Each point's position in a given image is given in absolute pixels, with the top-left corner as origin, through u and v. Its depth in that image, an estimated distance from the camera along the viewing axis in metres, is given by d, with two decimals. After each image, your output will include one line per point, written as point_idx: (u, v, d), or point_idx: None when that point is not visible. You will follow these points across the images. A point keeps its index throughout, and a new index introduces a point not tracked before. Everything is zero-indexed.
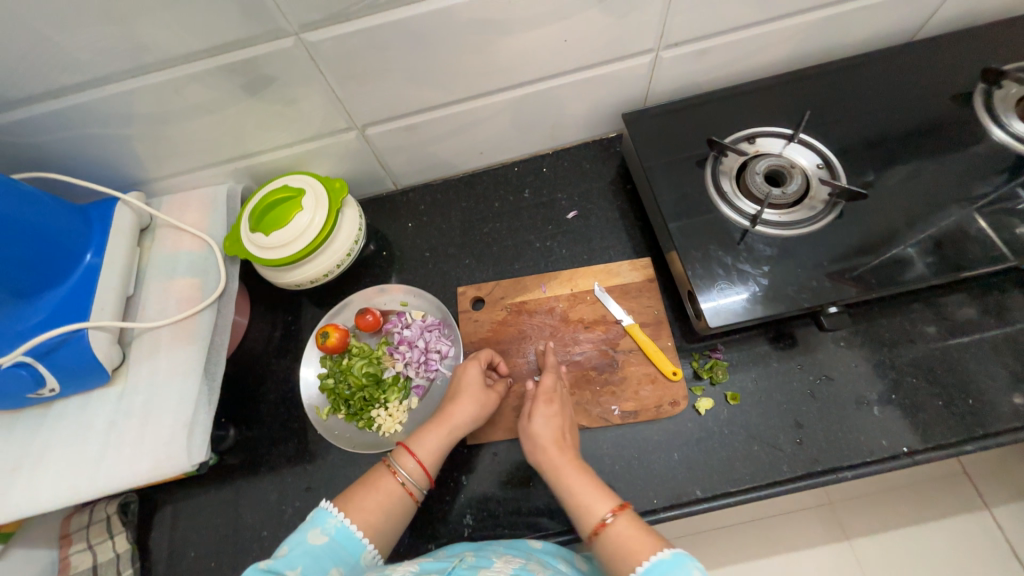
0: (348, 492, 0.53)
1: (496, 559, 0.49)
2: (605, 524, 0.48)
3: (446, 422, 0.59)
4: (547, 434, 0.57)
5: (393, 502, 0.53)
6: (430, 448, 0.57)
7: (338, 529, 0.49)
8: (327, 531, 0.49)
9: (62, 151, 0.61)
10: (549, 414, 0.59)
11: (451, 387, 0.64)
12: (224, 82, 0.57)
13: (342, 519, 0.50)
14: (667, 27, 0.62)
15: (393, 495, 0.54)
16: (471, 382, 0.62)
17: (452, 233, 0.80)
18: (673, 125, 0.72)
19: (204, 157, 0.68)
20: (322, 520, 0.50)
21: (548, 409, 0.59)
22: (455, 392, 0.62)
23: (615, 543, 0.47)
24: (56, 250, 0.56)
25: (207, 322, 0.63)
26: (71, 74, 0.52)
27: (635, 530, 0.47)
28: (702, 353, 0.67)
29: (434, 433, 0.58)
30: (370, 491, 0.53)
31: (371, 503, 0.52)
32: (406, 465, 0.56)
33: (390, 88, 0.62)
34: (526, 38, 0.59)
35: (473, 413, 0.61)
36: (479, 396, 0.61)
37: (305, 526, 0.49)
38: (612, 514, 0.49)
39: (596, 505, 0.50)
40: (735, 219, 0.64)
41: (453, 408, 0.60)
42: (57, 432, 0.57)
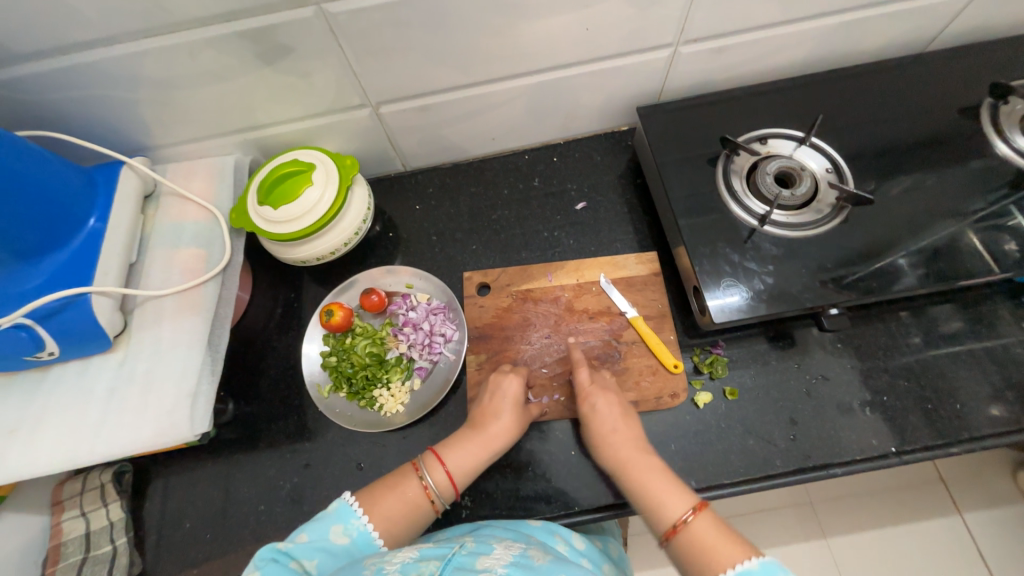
0: (375, 494, 0.54)
1: (494, 545, 0.49)
2: (683, 524, 0.49)
3: (483, 441, 0.58)
4: (610, 424, 0.58)
5: (416, 512, 0.54)
6: (461, 463, 0.57)
7: (360, 534, 0.51)
8: (348, 532, 0.51)
9: (66, 111, 0.60)
10: (605, 404, 0.60)
11: (489, 402, 0.62)
12: (238, 49, 0.55)
13: (364, 523, 0.51)
14: (687, 23, 0.62)
15: (419, 503, 0.54)
16: (513, 401, 0.61)
17: (459, 218, 0.80)
18: (687, 122, 0.72)
19: (213, 126, 0.66)
20: (346, 519, 0.51)
21: (607, 399, 0.60)
22: (496, 408, 0.61)
23: (696, 543, 0.48)
24: (60, 212, 0.55)
25: (212, 293, 0.62)
26: (81, 30, 0.50)
27: (716, 534, 0.48)
28: (703, 348, 0.67)
29: (469, 451, 0.58)
30: (396, 497, 0.54)
31: (395, 510, 0.53)
32: (435, 476, 0.55)
33: (407, 66, 0.61)
34: (546, 24, 0.59)
35: (511, 435, 0.60)
36: (517, 418, 0.60)
37: (328, 520, 0.51)
38: (692, 513, 0.49)
39: (674, 503, 0.51)
40: (744, 218, 0.65)
41: (493, 428, 0.59)
42: (56, 396, 0.56)
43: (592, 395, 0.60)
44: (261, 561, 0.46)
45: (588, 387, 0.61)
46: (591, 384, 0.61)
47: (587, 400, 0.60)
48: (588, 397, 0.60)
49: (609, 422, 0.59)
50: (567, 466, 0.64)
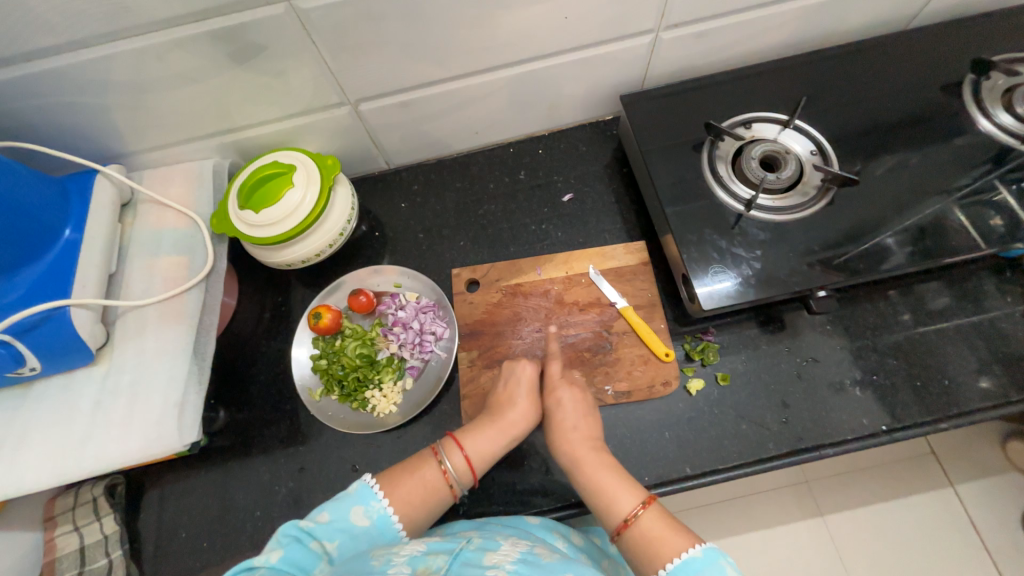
0: (395, 477, 0.54)
1: (502, 541, 0.49)
2: (632, 520, 0.50)
3: (501, 426, 0.58)
4: (569, 419, 0.59)
5: (435, 496, 0.54)
6: (480, 449, 0.57)
7: (379, 515, 0.50)
8: (368, 514, 0.50)
9: (35, 120, 0.58)
10: (569, 398, 0.60)
11: (503, 389, 0.62)
12: (209, 50, 0.54)
13: (384, 505, 0.51)
14: (667, 7, 0.62)
15: (437, 487, 0.54)
16: (529, 387, 0.61)
17: (446, 215, 0.79)
18: (671, 109, 0.72)
19: (189, 130, 0.65)
20: (366, 500, 0.51)
21: (571, 393, 0.61)
22: (511, 395, 0.61)
23: (643, 538, 0.49)
24: (32, 224, 0.54)
25: (196, 301, 0.61)
26: (43, 36, 0.49)
27: (661, 527, 0.49)
28: (694, 335, 0.67)
29: (487, 436, 0.58)
30: (416, 480, 0.54)
31: (414, 493, 0.53)
32: (454, 460, 0.55)
33: (385, 62, 0.60)
34: (524, 14, 0.58)
35: (529, 421, 0.60)
36: (532, 402, 0.60)
37: (349, 500, 0.50)
38: (641, 509, 0.51)
39: (624, 499, 0.52)
40: (730, 203, 0.65)
41: (510, 413, 0.59)
42: (40, 412, 0.55)
43: (556, 390, 0.61)
44: (282, 539, 0.46)
45: (557, 380, 0.62)
46: (560, 378, 0.62)
47: (555, 394, 0.61)
48: (554, 391, 0.61)
49: (572, 418, 0.59)
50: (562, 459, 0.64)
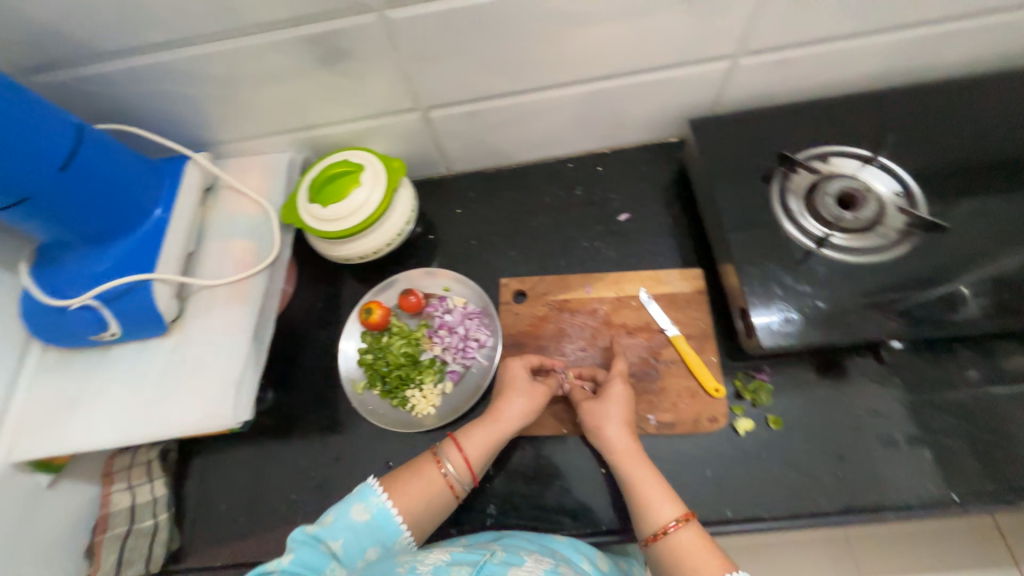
0: (396, 476, 0.56)
1: (525, 557, 0.48)
2: (668, 532, 0.50)
3: (498, 423, 0.59)
4: (620, 418, 0.57)
5: (435, 493, 0.55)
6: (477, 447, 0.57)
7: (379, 510, 0.52)
8: (368, 510, 0.52)
9: (140, 106, 0.63)
10: (620, 396, 0.59)
11: (502, 384, 0.63)
12: (301, 53, 0.57)
13: (383, 499, 0.53)
14: (749, 33, 0.60)
15: (437, 485, 0.55)
16: (525, 382, 0.61)
17: (499, 224, 0.79)
18: (742, 135, 0.69)
19: (271, 125, 0.69)
20: (366, 497, 0.53)
21: (624, 391, 0.59)
22: (502, 389, 0.61)
23: (676, 550, 0.49)
24: (128, 202, 0.58)
25: (260, 286, 0.64)
26: (160, 32, 0.53)
27: (698, 544, 0.49)
28: (745, 372, 0.64)
29: (484, 432, 0.58)
30: (415, 478, 0.55)
31: (412, 489, 0.54)
32: (451, 459, 0.56)
33: (460, 72, 0.62)
34: (602, 33, 0.58)
35: (527, 417, 0.60)
36: (530, 398, 0.59)
37: (350, 498, 0.53)
38: (681, 522, 0.50)
39: (663, 508, 0.52)
40: (799, 239, 0.62)
41: (506, 410, 0.59)
42: (114, 374, 0.60)
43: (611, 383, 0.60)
44: (293, 544, 0.49)
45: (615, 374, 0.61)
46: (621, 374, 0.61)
47: (608, 387, 0.60)
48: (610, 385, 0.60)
49: (621, 415, 0.58)
50: (596, 485, 0.62)
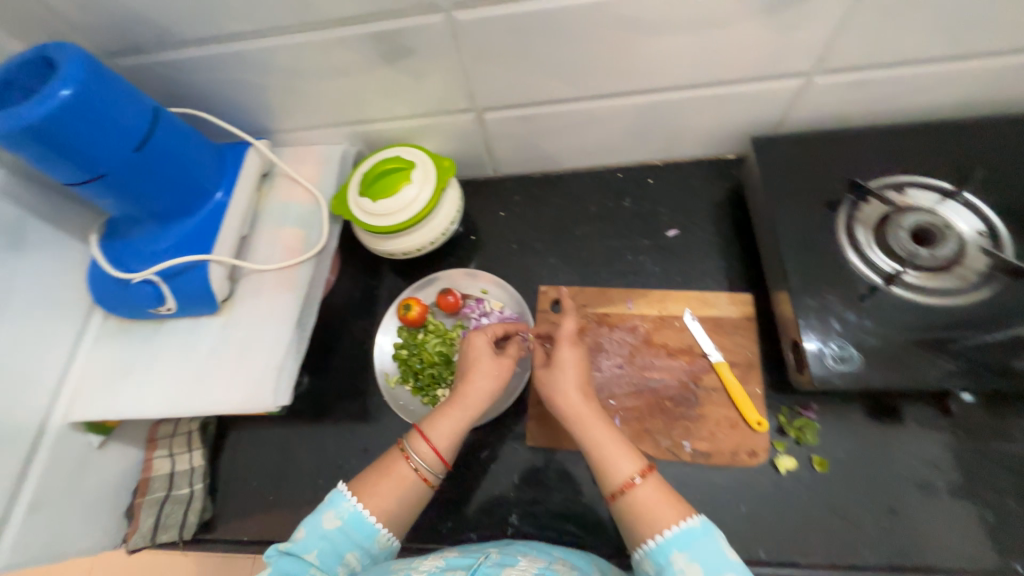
0: (364, 476, 0.53)
1: (520, 557, 0.48)
2: (630, 487, 0.48)
3: (461, 405, 0.56)
4: (572, 379, 0.55)
5: (408, 488, 0.52)
6: (445, 433, 0.55)
7: (351, 514, 0.50)
8: (340, 516, 0.50)
9: (210, 92, 0.66)
10: (570, 359, 0.56)
11: (463, 364, 0.60)
12: (367, 49, 0.58)
13: (353, 505, 0.50)
14: (828, 51, 0.57)
15: (408, 479, 0.53)
16: (486, 360, 0.58)
17: (542, 230, 0.78)
18: (809, 157, 0.65)
19: (329, 117, 0.70)
20: (336, 504, 0.50)
21: (573, 352, 0.57)
22: (467, 366, 0.58)
23: (639, 505, 0.47)
24: (193, 184, 0.61)
25: (306, 274, 0.66)
26: (237, 23, 0.55)
27: (661, 497, 0.47)
28: (790, 408, 0.61)
29: (447, 416, 0.55)
30: (384, 476, 0.53)
31: (384, 488, 0.52)
32: (417, 450, 0.53)
33: (519, 76, 0.61)
34: (671, 44, 0.56)
35: (491, 394, 0.57)
36: (491, 373, 0.57)
37: (319, 508, 0.50)
38: (641, 476, 0.48)
39: (623, 465, 0.49)
40: (864, 273, 0.58)
41: (468, 390, 0.57)
42: (167, 347, 0.63)
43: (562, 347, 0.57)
44: (267, 560, 0.47)
45: (569, 338, 0.58)
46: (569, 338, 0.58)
47: (558, 353, 0.57)
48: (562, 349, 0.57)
49: (578, 378, 0.55)
50: None
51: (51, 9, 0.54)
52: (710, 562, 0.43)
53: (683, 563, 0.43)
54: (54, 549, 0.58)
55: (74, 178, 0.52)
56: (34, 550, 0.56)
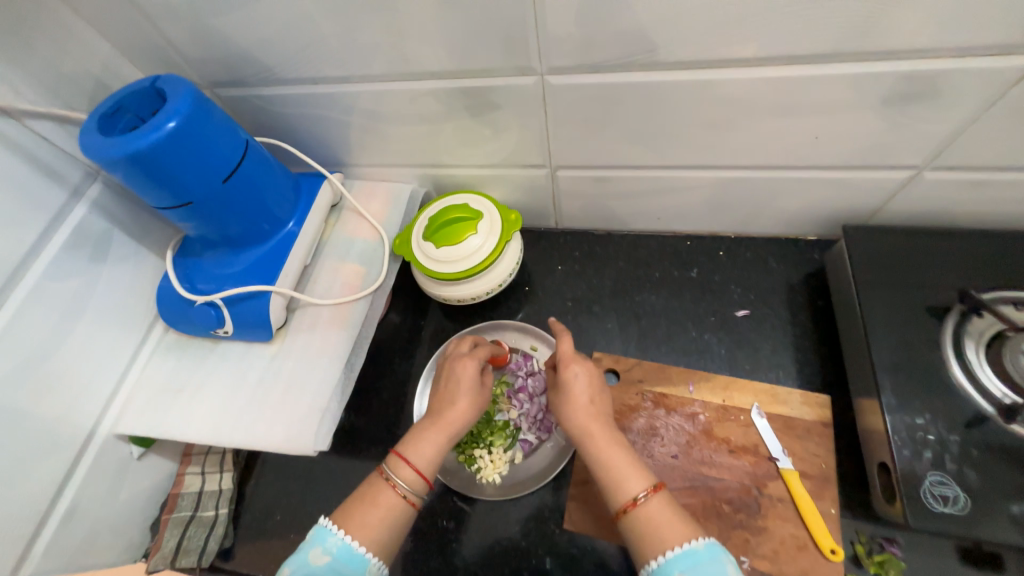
0: (349, 506, 0.50)
1: None
2: (637, 505, 0.46)
3: (443, 427, 0.54)
4: (578, 397, 0.53)
5: (395, 514, 0.49)
6: (427, 452, 0.53)
7: (340, 548, 0.46)
8: (329, 551, 0.46)
9: (296, 126, 0.68)
10: (578, 377, 0.54)
11: (446, 387, 0.58)
12: (453, 101, 0.58)
13: (342, 537, 0.46)
14: (948, 147, 0.52)
15: (396, 507, 0.50)
16: (464, 376, 0.58)
17: (600, 291, 0.75)
18: (910, 254, 0.59)
19: (403, 158, 0.71)
20: (322, 539, 0.46)
21: (581, 371, 0.55)
22: (450, 388, 0.58)
23: (646, 524, 0.45)
24: (269, 215, 0.63)
25: (361, 312, 0.65)
26: (335, 68, 0.57)
27: (668, 518, 0.45)
28: (870, 538, 0.54)
29: (430, 438, 0.53)
30: (370, 505, 0.49)
31: (371, 518, 0.48)
32: (401, 474, 0.51)
33: (603, 140, 0.60)
34: (770, 125, 0.53)
35: (472, 415, 0.56)
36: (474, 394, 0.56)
37: (305, 545, 0.46)
38: (645, 494, 0.46)
39: (629, 483, 0.47)
40: (976, 398, 0.51)
41: (449, 412, 0.55)
42: (219, 370, 0.64)
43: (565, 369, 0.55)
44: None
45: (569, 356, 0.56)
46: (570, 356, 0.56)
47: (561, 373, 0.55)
48: (564, 369, 0.55)
49: (585, 394, 0.54)
50: None
51: (170, 41, 0.57)
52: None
53: None
54: (79, 559, 0.58)
55: (165, 204, 0.54)
56: (62, 559, 0.56)
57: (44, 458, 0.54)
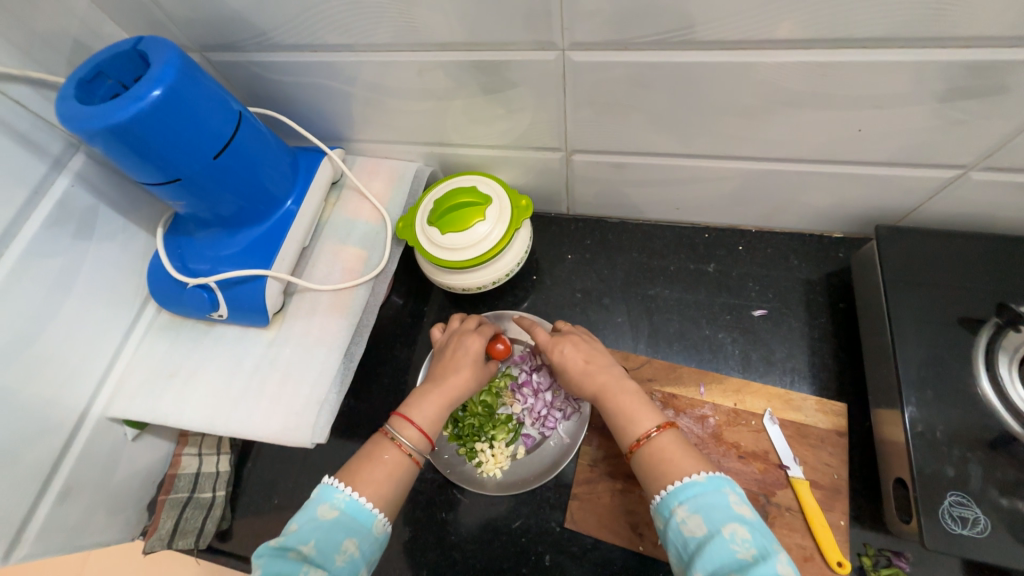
0: (354, 464, 0.48)
1: None
2: (649, 437, 0.45)
3: (447, 392, 0.54)
4: (573, 364, 0.53)
5: (401, 472, 0.49)
6: (432, 415, 0.52)
7: (348, 503, 0.45)
8: (337, 506, 0.45)
9: (294, 96, 0.63)
10: (570, 345, 0.55)
11: (449, 357, 0.57)
12: (465, 76, 0.53)
13: (350, 493, 0.45)
14: (1004, 148, 0.47)
15: (400, 466, 0.49)
16: (468, 352, 0.57)
17: (611, 283, 0.72)
18: (946, 259, 0.56)
19: (408, 135, 0.66)
20: (329, 496, 0.45)
21: (570, 340, 0.55)
22: (453, 359, 0.57)
23: (657, 458, 0.44)
24: (264, 195, 0.59)
25: (361, 299, 0.63)
26: (336, 35, 0.52)
27: (679, 452, 0.44)
28: (878, 552, 0.53)
29: (434, 401, 0.53)
30: (374, 463, 0.48)
31: (378, 475, 0.47)
32: (407, 434, 0.50)
33: (626, 125, 0.55)
34: (811, 116, 0.49)
35: (474, 385, 0.56)
36: (476, 368, 0.56)
37: (312, 502, 0.45)
38: (657, 429, 0.46)
39: (639, 421, 0.47)
40: (1005, 416, 0.49)
41: (454, 379, 0.55)
42: (215, 355, 0.62)
43: (554, 347, 0.55)
44: (257, 561, 0.40)
45: (549, 340, 0.56)
46: (551, 337, 0.56)
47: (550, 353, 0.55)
48: (554, 347, 0.55)
49: (581, 355, 0.54)
50: None
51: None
52: (711, 512, 0.39)
53: (684, 514, 0.40)
54: (76, 540, 0.58)
55: (154, 179, 0.50)
56: (57, 542, 0.56)
57: (34, 443, 0.52)
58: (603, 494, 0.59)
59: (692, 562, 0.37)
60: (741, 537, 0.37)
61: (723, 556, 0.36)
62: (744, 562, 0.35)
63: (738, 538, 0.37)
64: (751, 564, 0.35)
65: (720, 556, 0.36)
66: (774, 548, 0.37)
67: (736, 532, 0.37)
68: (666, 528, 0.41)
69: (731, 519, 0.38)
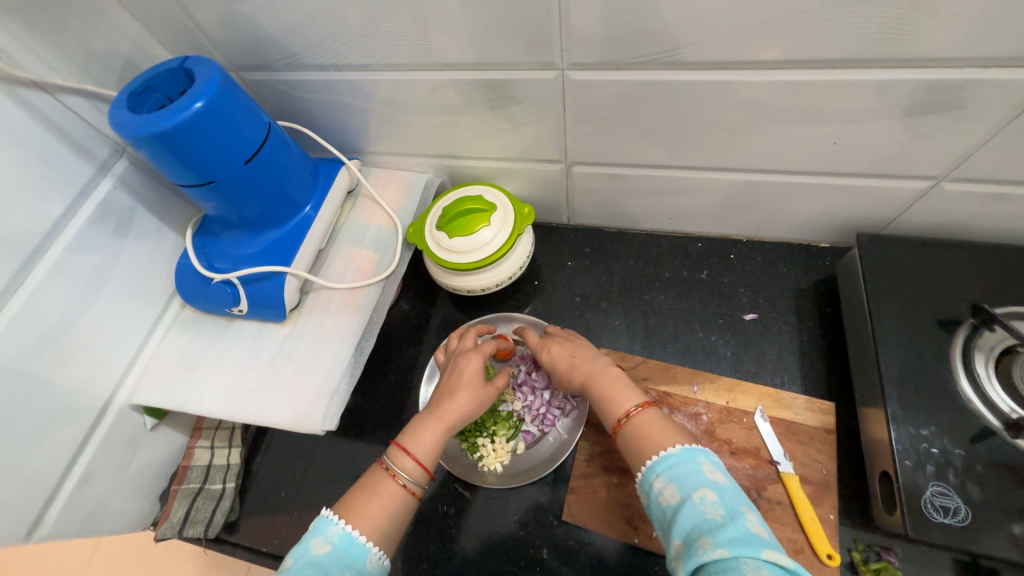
0: (351, 497, 0.50)
1: None
2: (630, 416, 0.48)
3: (443, 419, 0.55)
4: (560, 361, 0.58)
5: (397, 505, 0.49)
6: (429, 445, 0.53)
7: (341, 537, 0.46)
8: (330, 540, 0.45)
9: (318, 111, 0.69)
10: (556, 345, 0.59)
11: (447, 382, 0.60)
12: (474, 93, 0.59)
13: (344, 527, 0.46)
14: (970, 158, 0.51)
15: (395, 497, 0.50)
16: (466, 376, 0.59)
17: (609, 288, 0.76)
18: (925, 264, 0.59)
19: (420, 148, 0.71)
20: (323, 529, 0.46)
21: (556, 340, 0.60)
22: (451, 386, 0.58)
23: (639, 433, 0.47)
24: (286, 201, 0.64)
25: (372, 297, 0.67)
26: (358, 57, 0.58)
27: (659, 426, 0.47)
28: (868, 546, 0.54)
29: (431, 430, 0.54)
30: (370, 495, 0.49)
31: (373, 508, 0.48)
32: (403, 465, 0.51)
33: (621, 138, 0.60)
34: (790, 129, 0.53)
35: (472, 410, 0.57)
36: (472, 392, 0.57)
37: (307, 536, 0.46)
38: (638, 408, 0.49)
39: (622, 401, 0.50)
40: (982, 411, 0.51)
41: (450, 406, 0.56)
42: (234, 348, 0.65)
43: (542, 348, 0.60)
44: None
45: (540, 341, 0.61)
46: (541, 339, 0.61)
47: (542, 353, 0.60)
48: (544, 348, 0.60)
49: (567, 351, 0.58)
50: None
51: (198, 24, 0.59)
52: (685, 479, 0.41)
53: (662, 484, 0.42)
54: (94, 524, 0.60)
55: (188, 182, 0.55)
56: (76, 524, 0.58)
57: (63, 424, 0.56)
58: (600, 488, 0.61)
59: (671, 528, 0.40)
60: (710, 499, 0.39)
61: (694, 518, 0.39)
62: (712, 521, 0.38)
63: (708, 500, 0.39)
64: (718, 523, 0.38)
65: (691, 519, 0.39)
66: (742, 510, 0.39)
67: (706, 496, 0.40)
68: (649, 502, 0.43)
69: (703, 485, 0.40)
